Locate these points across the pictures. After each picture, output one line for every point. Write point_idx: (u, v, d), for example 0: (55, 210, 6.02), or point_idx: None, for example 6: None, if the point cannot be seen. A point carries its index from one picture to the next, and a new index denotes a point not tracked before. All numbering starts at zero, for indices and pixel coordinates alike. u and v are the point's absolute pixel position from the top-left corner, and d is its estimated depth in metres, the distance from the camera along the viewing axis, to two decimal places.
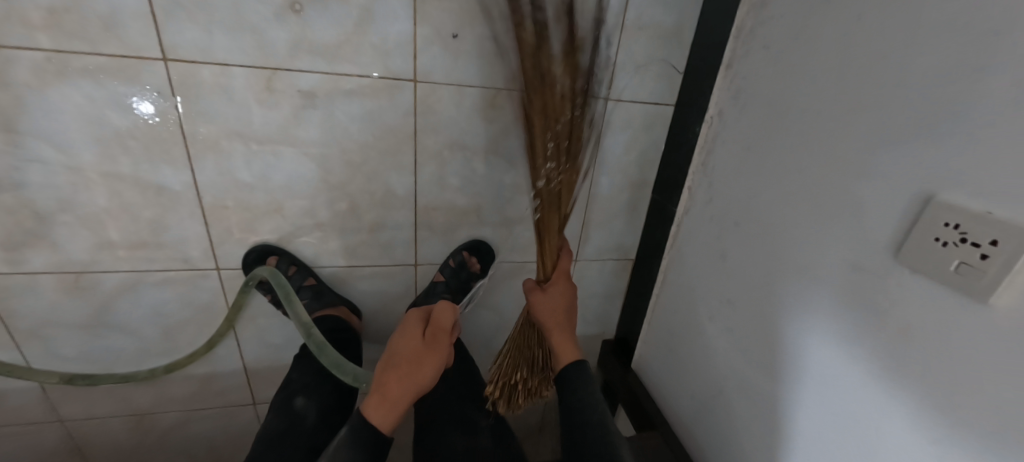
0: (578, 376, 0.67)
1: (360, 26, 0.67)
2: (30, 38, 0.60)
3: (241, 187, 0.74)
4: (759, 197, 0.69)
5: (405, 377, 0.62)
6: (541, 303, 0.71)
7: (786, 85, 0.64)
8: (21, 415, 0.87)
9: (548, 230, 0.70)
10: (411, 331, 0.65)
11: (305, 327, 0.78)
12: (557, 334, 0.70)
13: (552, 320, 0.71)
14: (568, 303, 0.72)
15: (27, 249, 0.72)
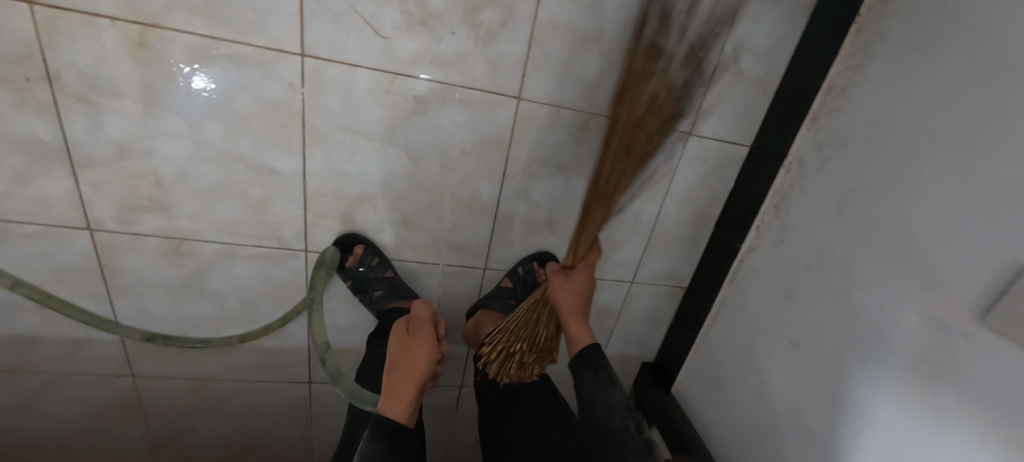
0: (593, 361, 0.76)
1: (481, 43, 0.73)
2: (188, 22, 0.65)
3: (342, 176, 0.79)
4: (833, 245, 0.74)
5: (404, 369, 0.73)
6: (564, 288, 0.80)
7: (876, 144, 0.69)
8: (95, 365, 0.90)
9: (590, 226, 0.78)
10: (398, 333, 0.77)
11: (321, 351, 0.79)
12: (571, 321, 0.80)
13: (568, 300, 0.80)
14: (584, 293, 0.81)
15: (141, 211, 0.78)
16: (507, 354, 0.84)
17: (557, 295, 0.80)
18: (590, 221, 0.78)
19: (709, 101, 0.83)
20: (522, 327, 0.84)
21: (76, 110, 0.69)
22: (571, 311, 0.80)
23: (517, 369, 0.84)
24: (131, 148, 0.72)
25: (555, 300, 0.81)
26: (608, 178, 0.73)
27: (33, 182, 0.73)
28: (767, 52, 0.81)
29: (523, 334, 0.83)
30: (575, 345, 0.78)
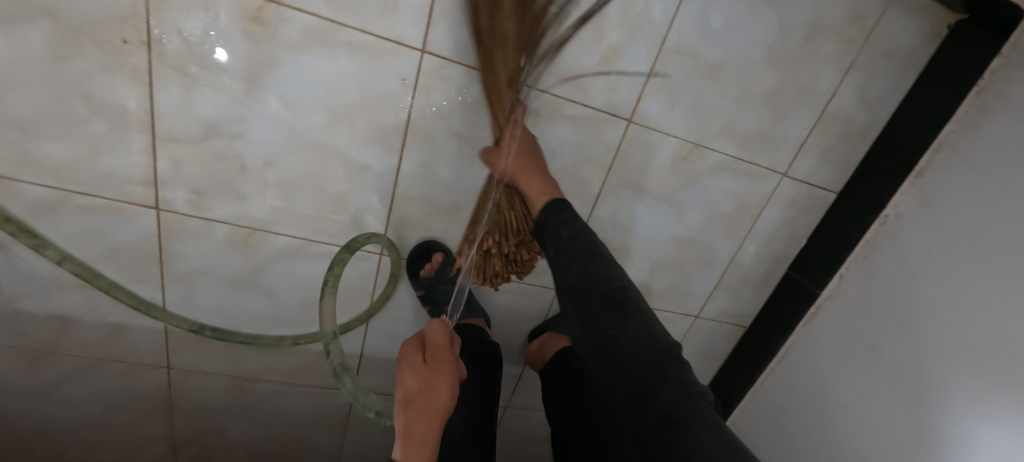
0: (555, 213, 0.65)
1: (604, 61, 0.70)
2: (314, 4, 0.61)
3: (433, 180, 0.75)
4: (935, 291, 0.74)
5: (422, 410, 0.59)
6: (501, 162, 0.67)
7: (990, 208, 0.69)
8: (132, 354, 0.84)
9: (498, 91, 0.64)
10: (410, 358, 0.64)
11: (328, 340, 0.69)
12: (525, 178, 0.67)
13: (511, 164, 0.67)
14: (531, 150, 0.69)
15: (216, 196, 0.71)
16: (486, 256, 0.72)
17: (500, 163, 0.67)
18: (494, 78, 0.64)
19: (809, 144, 0.82)
20: (493, 222, 0.72)
21: (171, 81, 0.63)
22: (523, 170, 0.68)
23: (500, 262, 0.72)
24: (220, 128, 0.67)
25: (503, 172, 0.68)
26: (507, 62, 0.63)
27: (109, 152, 0.67)
28: (873, 103, 0.81)
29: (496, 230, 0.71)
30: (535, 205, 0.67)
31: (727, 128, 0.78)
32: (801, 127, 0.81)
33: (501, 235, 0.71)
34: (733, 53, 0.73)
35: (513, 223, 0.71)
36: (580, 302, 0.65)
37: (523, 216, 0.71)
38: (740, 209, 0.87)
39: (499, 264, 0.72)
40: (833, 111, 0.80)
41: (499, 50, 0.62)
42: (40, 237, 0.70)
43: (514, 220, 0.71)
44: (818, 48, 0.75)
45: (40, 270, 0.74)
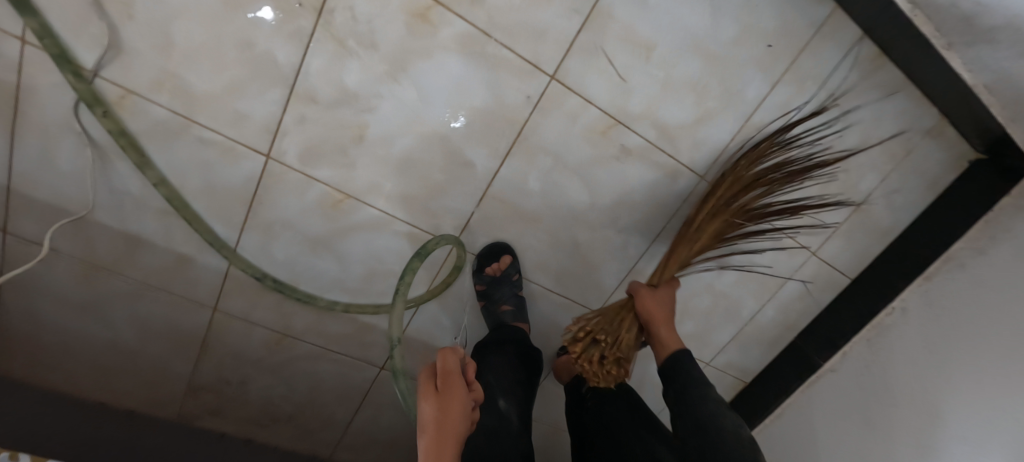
0: (684, 364, 0.72)
1: (696, 123, 0.80)
2: (475, 15, 0.69)
3: (523, 188, 0.83)
4: (928, 374, 0.85)
5: (438, 437, 0.54)
6: (651, 296, 0.80)
7: (982, 312, 0.82)
8: (186, 290, 0.86)
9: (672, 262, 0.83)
10: (422, 388, 0.58)
11: (392, 343, 0.73)
12: (664, 324, 0.77)
13: (652, 307, 0.79)
14: (670, 310, 0.80)
15: (326, 157, 0.76)
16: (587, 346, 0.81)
17: (645, 303, 0.79)
18: (677, 253, 0.83)
19: (839, 232, 0.95)
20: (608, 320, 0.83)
21: (326, 48, 0.69)
22: (662, 318, 0.78)
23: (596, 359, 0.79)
24: (353, 98, 0.72)
25: (643, 310, 0.79)
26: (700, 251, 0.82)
27: (241, 96, 0.71)
28: (897, 208, 0.94)
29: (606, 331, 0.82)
30: (668, 348, 0.75)
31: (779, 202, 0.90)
32: (837, 215, 0.93)
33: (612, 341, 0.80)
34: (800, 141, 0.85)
35: (625, 341, 0.80)
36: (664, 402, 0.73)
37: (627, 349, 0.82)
38: (770, 274, 0.98)
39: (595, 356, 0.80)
40: (865, 208, 0.93)
41: (692, 240, 0.82)
42: (145, 157, 0.73)
43: (626, 342, 0.80)
44: (867, 154, 0.88)
45: (130, 187, 0.76)
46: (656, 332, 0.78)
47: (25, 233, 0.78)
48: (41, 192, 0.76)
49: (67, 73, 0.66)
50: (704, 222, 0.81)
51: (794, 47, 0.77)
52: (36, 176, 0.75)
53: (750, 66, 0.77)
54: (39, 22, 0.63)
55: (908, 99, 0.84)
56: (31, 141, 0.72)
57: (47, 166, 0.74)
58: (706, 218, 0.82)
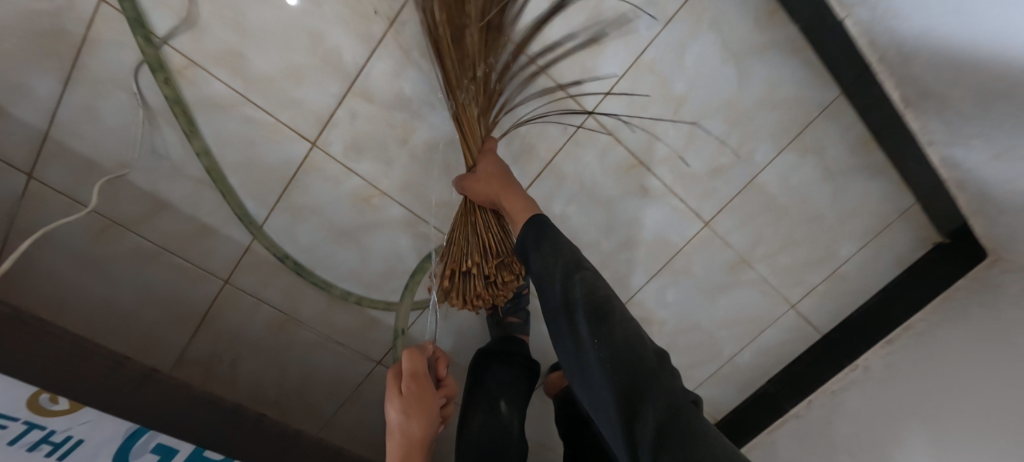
0: (537, 235, 0.63)
1: (708, 174, 0.89)
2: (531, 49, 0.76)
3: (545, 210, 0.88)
4: (887, 421, 0.92)
5: (406, 440, 0.57)
6: (475, 186, 0.69)
7: (938, 370, 0.90)
8: (201, 260, 0.87)
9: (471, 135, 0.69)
10: (389, 390, 0.60)
11: (399, 332, 0.91)
12: (506, 198, 0.67)
13: (488, 191, 0.69)
14: (503, 169, 0.70)
15: (369, 154, 0.80)
16: (463, 276, 0.73)
17: (477, 192, 0.69)
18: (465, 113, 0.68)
19: (817, 290, 1.04)
20: (463, 240, 0.74)
21: (391, 54, 0.74)
22: (502, 190, 0.68)
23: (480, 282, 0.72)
24: (406, 104, 0.78)
25: (480, 197, 0.70)
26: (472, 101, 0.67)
27: (299, 84, 0.74)
28: (870, 277, 1.04)
29: (466, 247, 0.73)
30: (523, 221, 0.66)
31: (769, 255, 0.99)
32: (818, 275, 1.03)
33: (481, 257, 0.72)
34: (794, 204, 0.95)
35: (490, 241, 0.73)
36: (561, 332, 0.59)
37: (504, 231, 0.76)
38: (753, 320, 1.06)
39: (480, 286, 0.72)
40: (842, 272, 1.03)
41: (465, 90, 0.66)
42: (194, 126, 0.75)
43: (492, 240, 0.73)
44: (850, 224, 0.98)
45: (172, 152, 0.78)
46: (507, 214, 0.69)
47: (53, 182, 0.79)
48: (82, 143, 0.77)
49: (138, 36, 0.68)
50: (464, 57, 0.63)
51: (802, 122, 0.87)
52: (80, 127, 0.76)
53: (761, 132, 0.87)
54: None
55: (890, 182, 0.95)
56: (84, 92, 0.74)
57: (94, 120, 0.76)
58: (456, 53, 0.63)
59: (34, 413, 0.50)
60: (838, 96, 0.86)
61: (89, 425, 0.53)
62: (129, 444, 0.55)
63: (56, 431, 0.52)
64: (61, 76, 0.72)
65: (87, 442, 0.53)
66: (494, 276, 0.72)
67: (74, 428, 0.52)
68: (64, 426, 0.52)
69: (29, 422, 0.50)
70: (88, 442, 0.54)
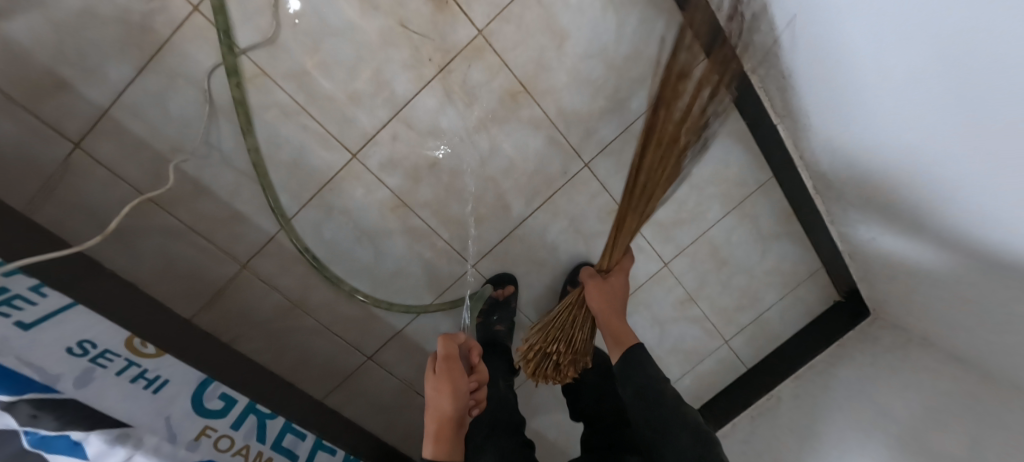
0: (637, 357, 0.76)
1: (670, 224, 1.11)
2: (548, 107, 0.94)
3: (540, 236, 1.05)
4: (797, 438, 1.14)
5: (438, 411, 0.68)
6: (596, 286, 0.90)
7: (839, 398, 1.13)
8: (225, 244, 0.94)
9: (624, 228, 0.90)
10: (428, 371, 0.73)
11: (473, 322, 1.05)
12: (614, 326, 0.84)
13: (605, 303, 0.88)
14: (620, 297, 0.90)
15: (401, 170, 0.94)
16: (542, 355, 0.94)
17: (594, 297, 0.88)
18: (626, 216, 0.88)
19: (745, 330, 1.27)
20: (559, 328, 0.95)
21: (436, 92, 0.89)
22: (612, 317, 0.85)
23: (552, 370, 0.93)
24: (441, 135, 0.93)
25: (592, 305, 0.89)
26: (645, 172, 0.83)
27: (356, 105, 0.88)
28: (786, 323, 1.29)
29: (558, 336, 0.94)
30: (618, 350, 0.80)
31: (710, 296, 1.21)
32: (746, 317, 1.26)
33: (563, 348, 0.93)
34: (733, 256, 1.18)
35: (577, 339, 0.95)
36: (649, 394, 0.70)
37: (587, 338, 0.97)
38: (694, 350, 1.26)
39: (549, 367, 0.93)
40: (764, 316, 1.27)
41: (644, 173, 0.83)
42: (251, 126, 0.86)
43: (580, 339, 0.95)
44: (774, 277, 1.23)
45: (223, 145, 0.88)
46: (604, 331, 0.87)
47: (99, 154, 0.84)
48: (138, 124, 0.84)
49: (223, 45, 0.79)
50: (652, 142, 0.80)
51: (744, 192, 1.11)
52: (141, 109, 0.83)
53: (713, 197, 1.10)
54: (220, 3, 0.77)
55: (806, 249, 1.21)
56: (155, 80, 0.82)
57: (157, 104, 0.84)
58: (660, 149, 0.80)
59: (132, 352, 0.61)
60: (771, 178, 1.11)
61: (171, 367, 0.66)
62: (201, 390, 0.69)
63: (148, 370, 0.62)
64: (138, 63, 0.80)
65: (170, 383, 0.65)
66: (561, 366, 0.93)
67: (162, 368, 0.64)
68: (153, 366, 0.64)
69: (128, 359, 0.60)
70: (172, 382, 0.65)
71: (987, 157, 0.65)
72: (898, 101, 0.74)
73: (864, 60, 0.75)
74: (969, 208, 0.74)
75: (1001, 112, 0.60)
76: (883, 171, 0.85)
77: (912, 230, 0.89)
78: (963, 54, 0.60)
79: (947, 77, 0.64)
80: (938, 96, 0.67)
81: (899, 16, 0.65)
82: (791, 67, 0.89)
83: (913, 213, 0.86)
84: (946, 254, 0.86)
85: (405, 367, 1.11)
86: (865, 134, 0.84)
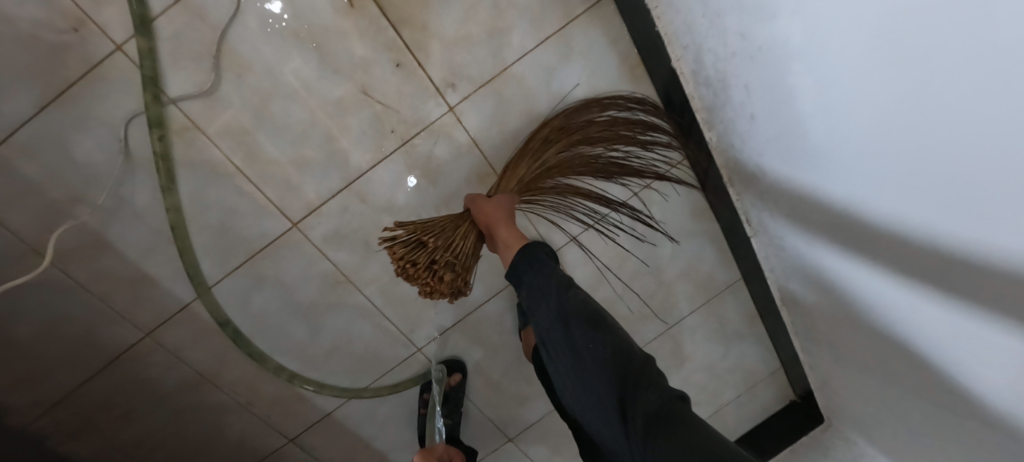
0: (527, 259, 0.69)
1: (631, 317, 1.06)
2: None
3: (497, 324, 0.96)
4: None
5: None
6: (485, 200, 0.76)
7: None
8: (127, 309, 0.81)
9: (511, 175, 0.82)
10: None
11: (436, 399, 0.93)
12: (507, 230, 0.73)
13: (493, 211, 0.75)
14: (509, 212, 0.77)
15: (348, 244, 0.84)
16: (417, 247, 0.75)
17: (481, 207, 0.75)
18: (516, 168, 0.82)
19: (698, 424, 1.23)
20: (441, 224, 0.78)
21: (397, 166, 0.80)
22: (503, 223, 0.74)
23: (425, 267, 0.74)
24: (397, 210, 0.83)
25: (482, 215, 0.75)
26: (529, 165, 0.82)
27: (303, 171, 0.78)
28: (740, 420, 1.25)
29: (441, 235, 0.76)
30: (511, 251, 0.71)
31: None
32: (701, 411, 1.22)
33: (443, 248, 0.76)
34: (693, 351, 1.14)
35: (458, 247, 0.77)
36: (546, 307, 0.64)
37: (469, 254, 0.79)
38: None
39: (421, 259, 0.74)
40: (719, 412, 1.23)
41: (528, 161, 0.82)
42: (173, 184, 0.74)
43: (464, 248, 0.78)
44: (733, 375, 1.19)
45: (138, 199, 0.75)
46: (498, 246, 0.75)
47: None
48: (32, 168, 0.70)
49: (147, 93, 0.68)
50: (556, 139, 0.82)
51: (712, 292, 1.07)
52: (38, 151, 0.70)
53: (679, 293, 1.06)
54: (150, 46, 0.67)
55: (768, 349, 1.18)
56: (59, 121, 0.69)
57: (58, 149, 0.70)
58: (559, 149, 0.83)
59: None
60: (739, 280, 1.08)
61: None
62: None
63: None
64: (40, 98, 0.68)
65: None
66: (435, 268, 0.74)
67: None
68: None
69: None
70: None
71: (968, 221, 0.44)
72: (848, 143, 0.55)
73: (805, 90, 0.58)
74: (954, 300, 0.52)
75: (975, 161, 0.40)
76: (844, 235, 0.66)
77: (881, 350, 0.76)
78: (912, 77, 0.42)
79: (891, 119, 0.47)
80: (893, 136, 0.48)
81: (835, 42, 0.49)
82: (738, 95, 0.72)
83: (883, 298, 0.66)
84: (921, 397, 0.74)
85: (331, 451, 1.00)
86: (818, 184, 0.64)
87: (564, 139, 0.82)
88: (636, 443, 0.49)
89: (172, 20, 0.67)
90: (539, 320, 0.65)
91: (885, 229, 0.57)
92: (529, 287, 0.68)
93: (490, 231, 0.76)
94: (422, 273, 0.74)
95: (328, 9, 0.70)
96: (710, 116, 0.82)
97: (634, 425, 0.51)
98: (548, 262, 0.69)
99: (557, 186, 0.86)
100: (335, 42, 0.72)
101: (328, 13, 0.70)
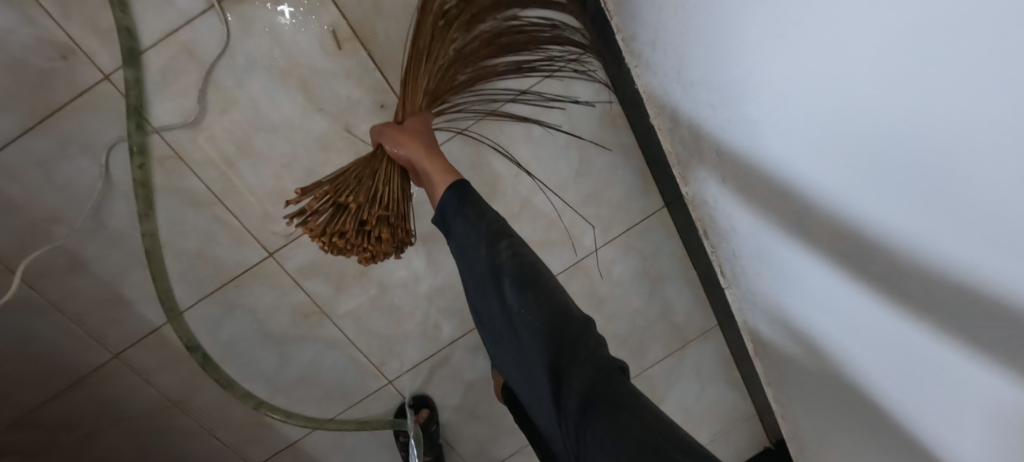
0: (459, 198, 0.62)
1: None
2: None
3: (469, 360, 0.96)
4: None
5: None
6: (395, 131, 0.66)
7: None
8: (96, 330, 0.80)
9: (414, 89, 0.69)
10: None
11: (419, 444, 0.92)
12: (430, 159, 0.64)
13: (409, 140, 0.65)
14: (428, 134, 0.67)
15: (323, 276, 0.84)
16: (338, 210, 0.65)
17: (395, 140, 0.65)
18: (415, 80, 0.69)
19: None
20: (356, 177, 0.67)
21: None
22: (426, 152, 0.65)
23: (353, 227, 0.63)
24: None
25: (400, 151, 0.65)
26: (431, 73, 0.69)
27: (282, 203, 0.79)
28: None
29: (359, 187, 0.66)
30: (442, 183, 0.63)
31: None
32: None
33: (367, 200, 0.65)
34: (668, 395, 1.14)
35: (387, 195, 0.66)
36: (482, 265, 0.59)
37: (403, 198, 0.70)
38: None
39: (346, 222, 0.64)
40: None
41: (424, 68, 0.69)
42: (151, 210, 0.75)
43: (392, 194, 0.67)
44: (708, 420, 1.19)
45: (115, 223, 0.76)
46: (425, 180, 0.66)
47: None
48: (11, 188, 0.71)
49: (131, 123, 0.70)
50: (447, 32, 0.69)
51: (687, 337, 1.08)
52: (17, 172, 0.70)
53: (655, 337, 1.06)
54: (138, 77, 0.69)
55: (743, 396, 1.18)
56: (40, 144, 0.70)
57: (37, 171, 0.71)
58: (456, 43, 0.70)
59: None
60: (715, 326, 1.08)
61: None
62: None
63: None
64: (24, 121, 0.68)
65: None
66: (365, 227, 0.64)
67: None
68: None
69: None
70: None
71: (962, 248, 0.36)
72: (833, 146, 0.47)
73: (791, 89, 0.50)
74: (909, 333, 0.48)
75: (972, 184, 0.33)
76: (810, 255, 0.59)
77: (840, 395, 0.72)
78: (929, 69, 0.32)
79: (883, 118, 0.38)
80: (884, 141, 0.40)
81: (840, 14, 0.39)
82: (707, 95, 0.66)
83: (835, 319, 0.61)
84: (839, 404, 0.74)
85: None
86: (794, 190, 0.56)
87: (454, 30, 0.69)
88: (572, 421, 0.49)
89: (161, 54, 0.69)
90: (474, 278, 0.61)
91: (860, 249, 0.49)
92: (462, 244, 0.61)
93: (410, 166, 0.66)
94: (354, 238, 0.64)
95: (316, 50, 0.72)
96: (685, 173, 0.83)
97: (568, 408, 0.50)
98: (485, 207, 0.62)
99: (475, 81, 0.74)
100: (320, 81, 0.73)
101: (316, 54, 0.72)
